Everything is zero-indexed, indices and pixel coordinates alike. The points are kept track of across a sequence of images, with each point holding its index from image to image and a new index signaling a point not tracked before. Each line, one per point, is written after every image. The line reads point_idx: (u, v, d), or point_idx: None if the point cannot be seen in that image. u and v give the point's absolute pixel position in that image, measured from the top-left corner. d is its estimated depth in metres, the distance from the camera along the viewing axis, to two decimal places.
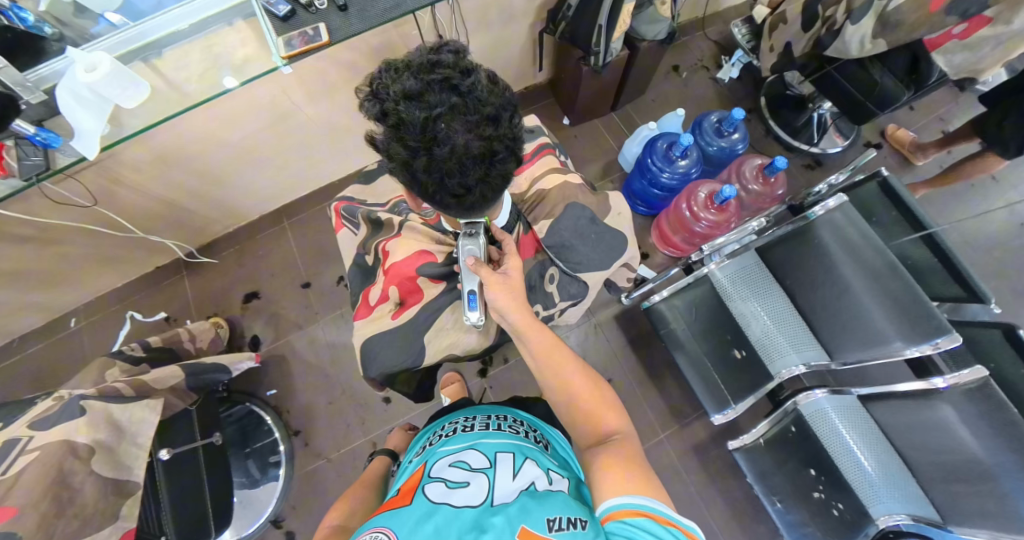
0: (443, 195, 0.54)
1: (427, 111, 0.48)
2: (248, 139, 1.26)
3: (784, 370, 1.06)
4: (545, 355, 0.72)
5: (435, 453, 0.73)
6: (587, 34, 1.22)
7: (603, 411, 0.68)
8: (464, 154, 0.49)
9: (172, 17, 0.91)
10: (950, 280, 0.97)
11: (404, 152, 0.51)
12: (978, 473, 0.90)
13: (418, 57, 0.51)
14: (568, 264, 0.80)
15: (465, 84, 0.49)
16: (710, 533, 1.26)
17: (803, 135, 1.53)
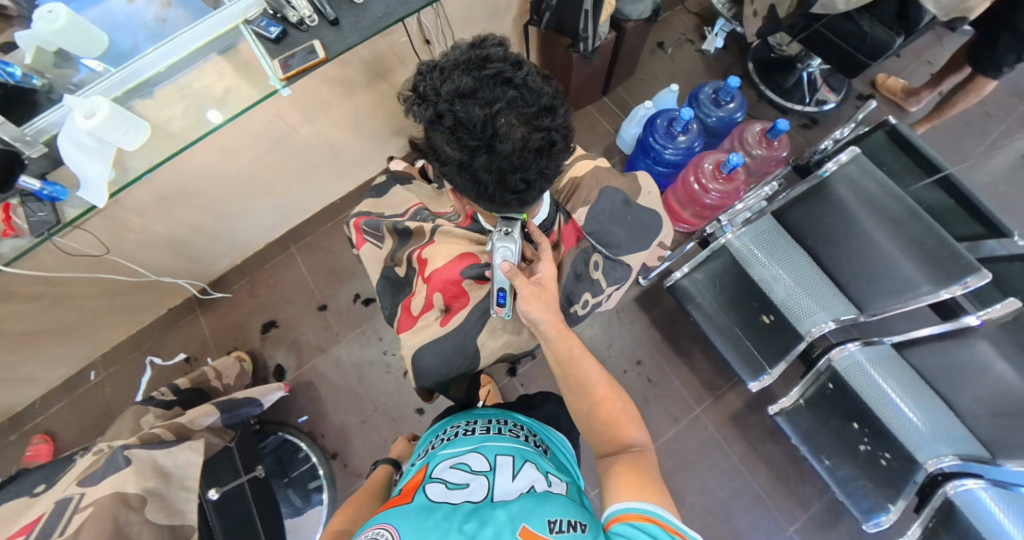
0: (502, 194, 0.54)
1: (486, 108, 0.47)
2: (249, 167, 1.25)
3: (814, 328, 1.06)
4: (572, 362, 0.71)
5: (435, 456, 0.74)
6: (574, 21, 1.22)
7: (621, 421, 0.66)
8: (524, 148, 0.50)
9: (163, 53, 0.88)
10: (970, 219, 1.00)
11: (462, 153, 0.50)
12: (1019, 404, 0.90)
13: (465, 54, 0.51)
14: (610, 249, 0.81)
15: (520, 77, 0.49)
16: (758, 499, 1.27)
17: (795, 95, 1.53)
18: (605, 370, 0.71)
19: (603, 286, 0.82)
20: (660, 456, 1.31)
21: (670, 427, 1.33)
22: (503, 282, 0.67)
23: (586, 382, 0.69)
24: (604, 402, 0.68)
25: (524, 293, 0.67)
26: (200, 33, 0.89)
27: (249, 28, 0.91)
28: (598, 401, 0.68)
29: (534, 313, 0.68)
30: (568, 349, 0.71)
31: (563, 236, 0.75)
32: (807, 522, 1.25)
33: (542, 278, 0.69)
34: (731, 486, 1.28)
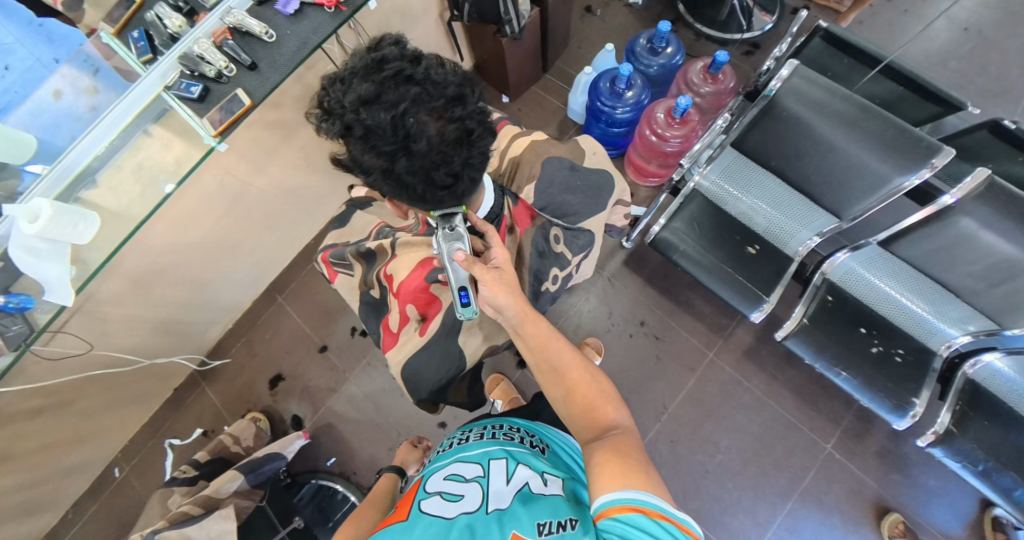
0: (432, 191, 0.54)
1: (392, 110, 0.47)
2: (212, 229, 1.25)
3: (801, 246, 1.14)
4: (542, 345, 0.69)
5: (429, 470, 0.76)
6: (493, 5, 1.23)
7: (600, 403, 0.63)
8: (441, 143, 0.50)
9: (95, 137, 0.87)
10: (924, 102, 1.01)
11: (382, 159, 0.50)
12: (1013, 270, 0.89)
13: (363, 60, 0.51)
14: (567, 219, 0.85)
15: (419, 73, 0.49)
16: (791, 425, 1.27)
17: (732, 25, 1.52)
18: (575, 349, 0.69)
19: (568, 256, 0.87)
20: (685, 407, 1.31)
21: (688, 378, 1.33)
22: (461, 277, 0.67)
23: (557, 363, 0.67)
24: (580, 384, 0.65)
25: (484, 281, 0.67)
26: (127, 107, 0.89)
27: (169, 94, 0.90)
28: (571, 384, 0.65)
29: (496, 299, 0.67)
30: (531, 335, 0.69)
31: (515, 218, 0.78)
32: (843, 435, 1.25)
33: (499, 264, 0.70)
34: (761, 420, 1.28)
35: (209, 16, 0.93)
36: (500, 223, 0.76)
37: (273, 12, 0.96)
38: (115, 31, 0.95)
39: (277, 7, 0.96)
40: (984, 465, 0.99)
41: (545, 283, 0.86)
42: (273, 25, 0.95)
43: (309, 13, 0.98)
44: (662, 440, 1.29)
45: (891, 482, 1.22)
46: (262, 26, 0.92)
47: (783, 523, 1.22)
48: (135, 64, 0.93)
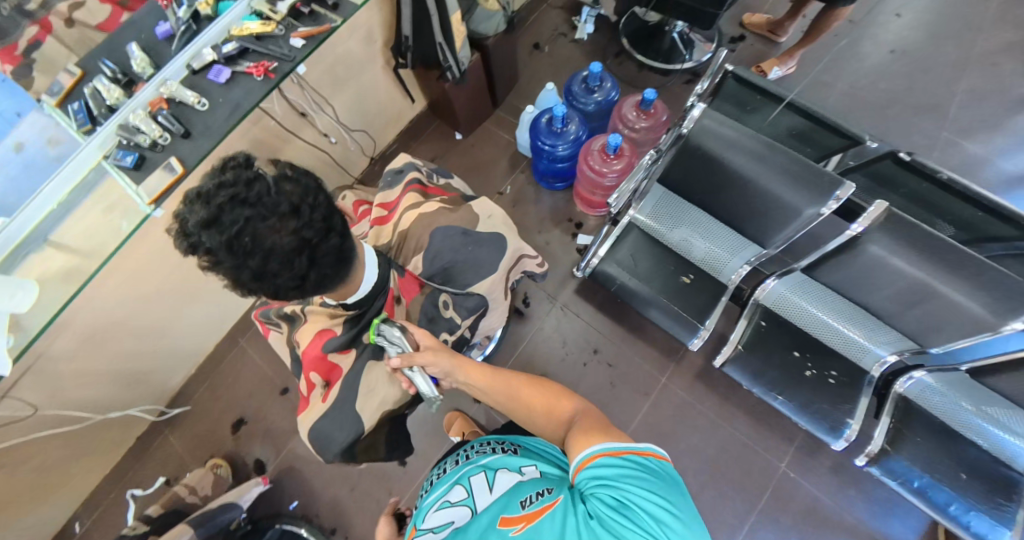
0: (283, 287, 0.60)
1: (227, 234, 0.52)
2: (163, 279, 1.29)
3: (734, 274, 1.17)
4: (486, 379, 0.82)
5: (420, 509, 0.76)
6: (434, 52, 1.31)
7: (555, 399, 0.76)
8: (279, 252, 0.55)
9: (32, 209, 0.90)
10: (832, 134, 1.06)
11: (226, 270, 0.55)
12: (923, 294, 0.93)
13: (202, 181, 0.54)
14: (455, 286, 0.88)
15: (252, 192, 0.53)
16: (745, 446, 1.29)
17: (675, 55, 1.55)
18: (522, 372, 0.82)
19: (458, 322, 0.87)
20: (642, 434, 1.33)
21: (642, 404, 1.35)
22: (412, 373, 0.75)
23: (512, 390, 0.80)
24: (534, 396, 0.78)
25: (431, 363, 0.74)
26: (66, 178, 0.94)
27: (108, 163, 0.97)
28: (525, 400, 0.78)
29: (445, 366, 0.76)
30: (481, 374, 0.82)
31: (401, 288, 0.82)
32: (796, 453, 1.27)
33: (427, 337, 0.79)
34: (716, 443, 1.30)
35: (145, 86, 1.01)
36: (387, 294, 0.79)
37: (206, 80, 1.04)
38: (56, 103, 1.02)
39: (210, 78, 1.03)
40: (918, 480, 1.02)
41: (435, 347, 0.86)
42: (207, 93, 1.03)
43: (241, 80, 1.04)
44: None
45: (846, 497, 1.23)
46: (195, 96, 1.01)
47: None
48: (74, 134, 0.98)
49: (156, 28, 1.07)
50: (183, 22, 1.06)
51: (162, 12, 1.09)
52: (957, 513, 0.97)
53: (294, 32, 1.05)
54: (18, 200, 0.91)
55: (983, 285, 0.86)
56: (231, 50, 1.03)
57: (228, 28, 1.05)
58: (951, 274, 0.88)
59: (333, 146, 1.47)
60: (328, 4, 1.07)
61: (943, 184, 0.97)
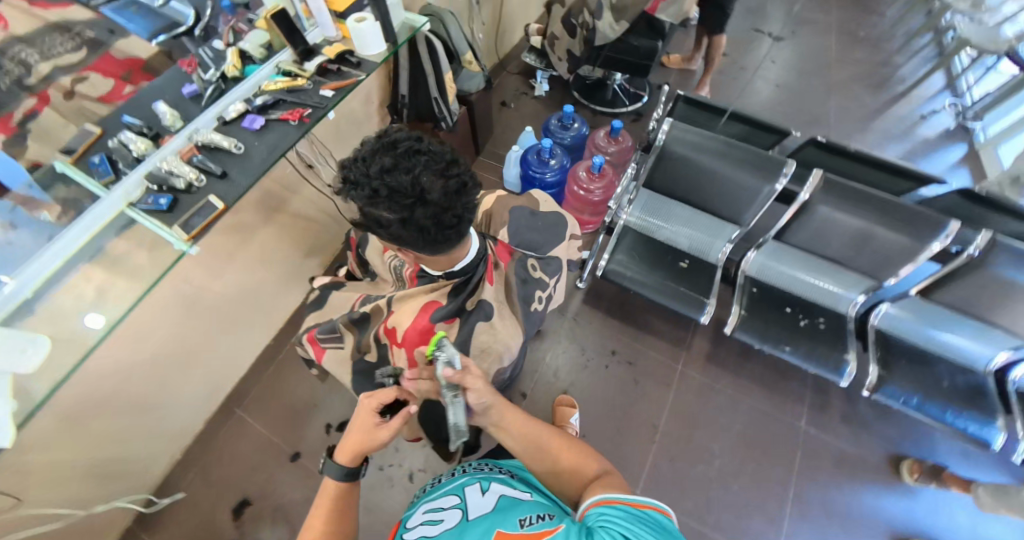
0: (443, 233, 0.65)
1: (411, 172, 0.60)
2: (164, 344, 1.21)
3: (721, 253, 1.38)
4: (524, 430, 0.74)
5: (415, 508, 0.77)
6: (429, 107, 1.50)
7: (583, 459, 0.71)
8: (448, 191, 0.63)
9: (44, 261, 0.86)
10: (766, 134, 1.35)
11: (402, 211, 0.62)
12: (867, 238, 1.18)
13: (377, 143, 0.64)
14: (534, 251, 0.96)
15: (426, 145, 0.63)
16: (764, 413, 1.40)
17: (619, 103, 1.88)
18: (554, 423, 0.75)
19: (546, 280, 0.96)
20: (672, 422, 1.39)
21: (668, 394, 1.43)
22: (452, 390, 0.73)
23: (541, 441, 0.73)
24: (563, 452, 0.72)
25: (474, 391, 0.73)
26: (86, 227, 0.91)
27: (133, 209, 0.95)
28: (551, 449, 0.72)
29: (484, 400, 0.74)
30: (508, 425, 0.75)
31: (498, 254, 0.89)
32: (809, 411, 1.40)
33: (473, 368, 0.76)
34: (739, 416, 1.40)
35: (175, 137, 1.03)
36: (486, 263, 0.85)
37: (239, 128, 1.10)
38: (71, 160, 0.95)
39: (243, 125, 1.10)
40: (915, 398, 1.19)
41: (533, 306, 0.94)
42: (241, 139, 1.08)
43: (274, 126, 1.12)
44: (660, 460, 1.35)
45: (862, 441, 1.36)
46: (230, 141, 1.05)
47: (792, 512, 1.29)
48: (92, 187, 0.94)
49: (181, 89, 1.12)
50: (210, 81, 1.12)
51: (184, 76, 1.14)
52: (952, 418, 1.16)
53: (323, 85, 1.18)
54: (29, 253, 0.87)
55: (908, 222, 1.12)
56: (264, 101, 1.12)
57: (257, 84, 1.15)
58: (882, 217, 1.14)
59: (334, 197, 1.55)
60: (352, 62, 1.24)
61: (856, 156, 1.26)
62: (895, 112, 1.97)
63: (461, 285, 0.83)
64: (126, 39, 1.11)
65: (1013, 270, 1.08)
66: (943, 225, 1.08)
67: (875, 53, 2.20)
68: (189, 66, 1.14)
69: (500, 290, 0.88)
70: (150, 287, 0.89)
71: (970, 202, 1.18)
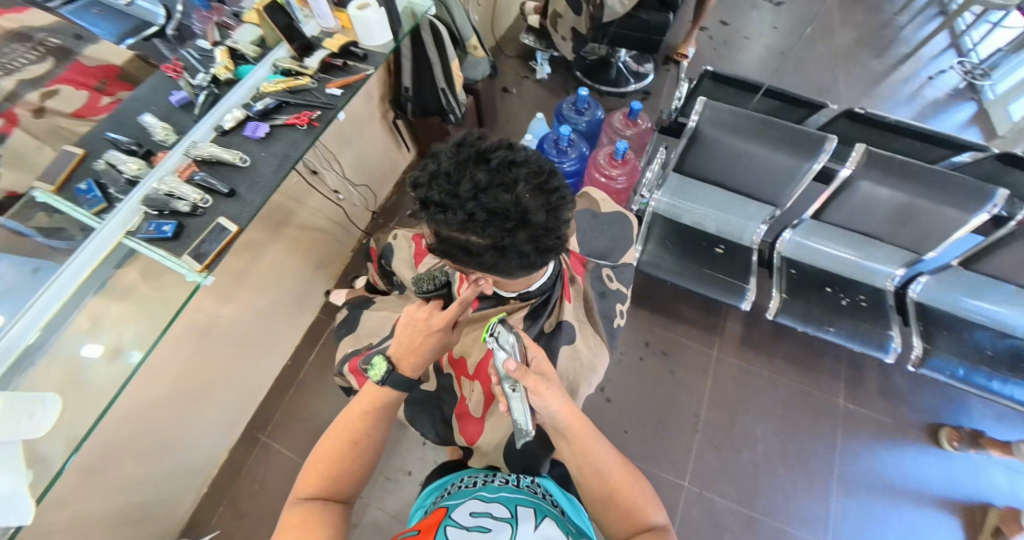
0: (541, 251, 0.65)
1: (512, 191, 0.59)
2: (176, 380, 1.11)
3: (754, 235, 1.36)
4: (585, 450, 0.70)
5: (458, 499, 0.76)
6: (436, 99, 1.41)
7: (642, 502, 0.68)
8: (546, 207, 0.62)
9: (39, 309, 0.74)
10: (798, 108, 1.28)
11: (503, 233, 0.60)
12: (908, 212, 1.16)
13: (466, 156, 0.60)
14: (609, 261, 1.00)
15: (517, 156, 0.61)
16: (803, 392, 1.39)
17: (623, 82, 1.78)
18: (614, 451, 0.72)
19: (624, 290, 0.99)
20: (713, 411, 1.37)
21: (706, 383, 1.40)
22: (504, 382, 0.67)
23: (602, 465, 0.70)
24: (623, 484, 0.69)
25: (534, 392, 0.67)
26: (82, 265, 0.78)
27: (132, 239, 0.82)
28: (612, 486, 0.69)
29: (551, 407, 0.68)
30: (575, 442, 0.70)
31: (574, 268, 0.88)
32: (847, 387, 1.39)
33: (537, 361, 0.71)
34: (779, 398, 1.39)
35: (173, 153, 0.89)
36: (563, 277, 0.84)
37: (242, 138, 0.98)
38: (53, 187, 0.81)
39: (246, 134, 0.98)
40: (961, 369, 1.19)
41: (616, 320, 0.96)
42: (247, 151, 0.96)
43: (280, 133, 1.00)
44: (705, 450, 1.33)
45: (901, 413, 1.37)
46: (235, 154, 0.92)
47: (840, 489, 1.29)
48: (84, 217, 0.80)
49: (169, 97, 0.97)
50: (201, 87, 0.99)
51: (169, 83, 0.98)
52: (1000, 387, 1.16)
53: (328, 83, 1.08)
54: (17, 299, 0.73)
55: (950, 193, 1.10)
56: (266, 105, 1.00)
57: (255, 87, 1.03)
58: (925, 190, 1.12)
59: (340, 203, 1.47)
60: (358, 55, 1.13)
61: (896, 126, 1.22)
62: (900, 73, 1.94)
63: (539, 306, 0.81)
64: (95, 44, 0.93)
65: None
66: (989, 194, 1.07)
67: (875, 14, 2.14)
68: (174, 71, 0.98)
69: (580, 302, 0.89)
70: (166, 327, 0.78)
71: (1011, 167, 1.16)
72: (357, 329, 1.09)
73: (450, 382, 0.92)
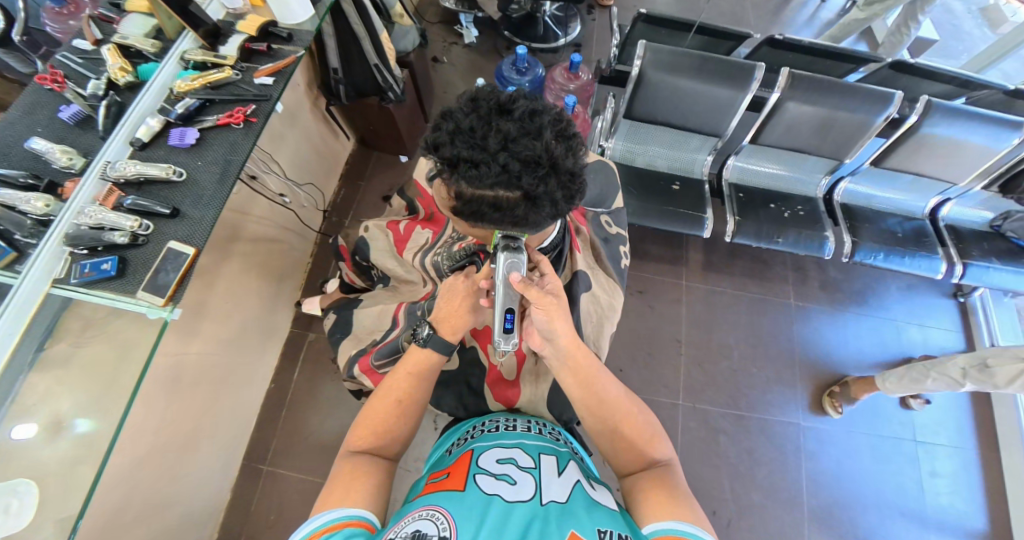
0: (570, 201, 0.59)
1: (542, 137, 0.53)
2: (158, 433, 1.02)
3: (703, 167, 1.48)
4: (587, 385, 0.70)
5: (478, 445, 0.70)
6: (371, 78, 1.31)
7: (647, 437, 0.69)
8: (573, 152, 0.57)
9: None
10: (725, 41, 1.38)
11: (537, 183, 0.54)
12: (829, 123, 1.30)
13: (486, 109, 0.55)
14: (603, 208, 1.03)
15: (538, 105, 0.56)
16: (761, 299, 1.57)
17: (552, 36, 1.77)
18: (621, 386, 0.72)
19: (622, 233, 1.03)
20: (692, 333, 1.51)
21: (681, 309, 1.53)
22: (510, 300, 0.65)
23: (607, 400, 0.70)
24: (627, 417, 0.69)
25: (538, 306, 0.66)
26: (12, 327, 0.71)
27: (64, 287, 0.74)
28: (618, 420, 0.69)
29: (555, 325, 0.68)
30: (576, 372, 0.70)
31: (576, 219, 0.94)
32: (795, 287, 1.59)
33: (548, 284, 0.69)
34: (745, 309, 1.55)
35: (85, 180, 0.80)
36: (570, 231, 0.88)
37: (167, 148, 0.88)
38: None
39: (172, 143, 0.88)
40: (882, 253, 1.39)
41: (622, 261, 0.99)
42: (179, 163, 0.87)
43: (213, 136, 0.90)
44: (692, 368, 1.46)
45: (839, 300, 1.59)
46: (167, 168, 0.83)
47: (803, 373, 1.49)
48: None
49: (57, 114, 0.86)
50: (99, 97, 0.88)
51: (54, 97, 0.87)
52: (913, 261, 1.39)
53: (255, 73, 0.97)
54: None
55: (862, 100, 1.25)
56: (187, 107, 0.90)
57: (164, 89, 0.93)
58: (841, 103, 1.26)
59: (288, 206, 1.37)
60: (281, 36, 1.02)
61: (809, 49, 1.35)
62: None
63: (554, 259, 0.84)
64: None
65: (944, 127, 1.27)
66: (890, 98, 1.24)
67: None
68: (52, 82, 0.87)
69: (587, 250, 0.94)
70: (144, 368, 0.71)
71: (899, 72, 1.37)
72: (354, 331, 1.05)
73: (473, 354, 0.90)
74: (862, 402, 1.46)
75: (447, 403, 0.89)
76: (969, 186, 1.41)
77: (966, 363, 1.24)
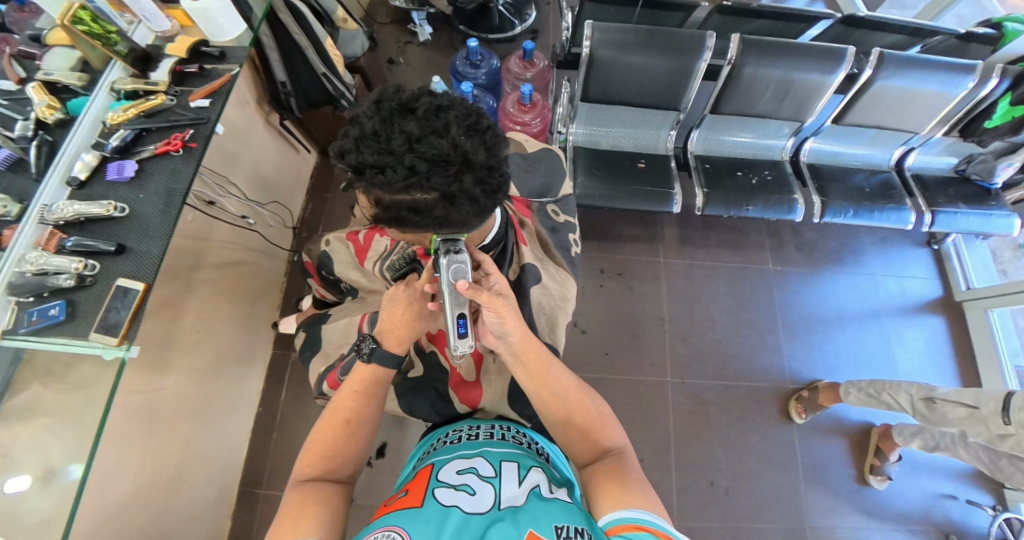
0: (491, 196, 0.57)
1: (447, 134, 0.50)
2: (141, 472, 1.00)
3: (666, 143, 1.47)
4: (538, 374, 0.69)
5: (438, 459, 0.69)
6: (319, 86, 1.28)
7: (601, 424, 0.68)
8: (487, 146, 0.54)
9: None
10: (676, 12, 1.36)
11: (449, 183, 0.52)
12: (785, 85, 1.29)
13: (388, 111, 0.52)
14: (549, 196, 1.04)
15: (443, 100, 0.53)
16: (740, 268, 1.56)
17: (507, 26, 1.71)
18: (572, 374, 0.71)
19: (572, 220, 1.04)
20: (674, 309, 1.50)
21: (660, 287, 1.53)
22: (462, 306, 0.63)
23: (555, 391, 0.69)
24: (577, 409, 0.68)
25: (490, 308, 0.65)
26: None
27: (13, 337, 0.72)
28: (571, 407, 0.68)
29: (507, 325, 0.67)
30: (526, 364, 0.69)
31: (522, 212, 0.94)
32: (772, 253, 1.59)
33: (498, 285, 0.68)
34: (724, 280, 1.55)
35: (22, 225, 0.78)
36: (515, 225, 0.87)
37: (107, 184, 0.85)
38: None
39: (111, 177, 0.85)
40: (852, 210, 1.39)
41: (572, 248, 1.01)
42: (120, 198, 0.84)
43: (152, 166, 0.87)
44: (677, 344, 1.46)
45: (816, 260, 1.59)
46: (108, 205, 0.80)
47: (787, 337, 1.49)
48: None
49: None
50: (28, 138, 0.84)
51: None
52: (881, 214, 1.38)
53: (191, 95, 0.94)
54: None
55: (815, 59, 1.24)
56: (122, 139, 0.86)
57: (98, 122, 0.89)
58: (796, 63, 1.24)
59: (252, 227, 1.34)
60: (214, 55, 0.98)
61: (757, 12, 1.34)
62: None
63: (499, 256, 0.81)
64: None
65: (900, 78, 1.26)
66: (843, 54, 1.23)
67: None
68: None
69: (536, 242, 0.94)
70: (103, 412, 0.69)
71: (852, 26, 1.36)
72: (324, 347, 1.03)
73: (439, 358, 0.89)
74: (854, 358, 1.47)
75: (422, 410, 0.88)
76: (930, 133, 1.41)
77: (916, 394, 1.19)
